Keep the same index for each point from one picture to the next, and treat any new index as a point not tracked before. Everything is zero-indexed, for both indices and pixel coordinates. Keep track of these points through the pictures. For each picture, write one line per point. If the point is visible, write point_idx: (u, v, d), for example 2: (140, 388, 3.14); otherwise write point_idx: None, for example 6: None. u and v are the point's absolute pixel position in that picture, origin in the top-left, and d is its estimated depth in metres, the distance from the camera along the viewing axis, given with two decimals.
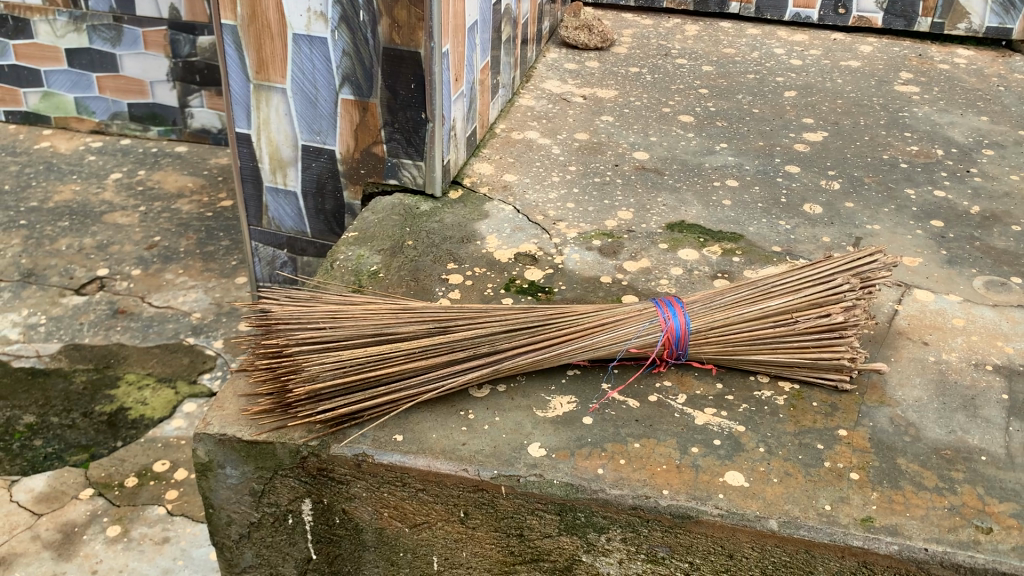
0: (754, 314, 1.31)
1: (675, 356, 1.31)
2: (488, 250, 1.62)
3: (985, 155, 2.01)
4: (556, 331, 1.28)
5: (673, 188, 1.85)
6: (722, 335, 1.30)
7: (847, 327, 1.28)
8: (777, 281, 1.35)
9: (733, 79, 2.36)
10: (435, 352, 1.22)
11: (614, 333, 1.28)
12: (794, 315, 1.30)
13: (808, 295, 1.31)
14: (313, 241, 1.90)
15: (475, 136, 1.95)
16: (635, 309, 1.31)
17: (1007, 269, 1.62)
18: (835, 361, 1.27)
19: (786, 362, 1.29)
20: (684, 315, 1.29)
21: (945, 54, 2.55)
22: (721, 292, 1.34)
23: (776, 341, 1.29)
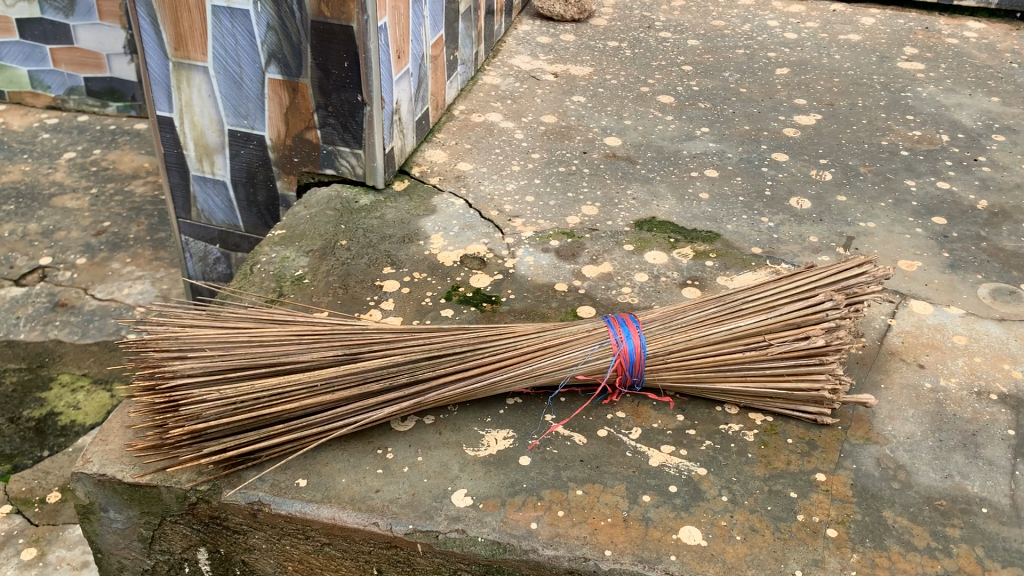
0: (721, 337, 1.13)
1: (630, 383, 1.14)
2: (431, 252, 1.44)
3: (995, 142, 1.82)
4: (489, 354, 1.10)
5: (646, 179, 1.67)
6: (684, 360, 1.12)
7: (828, 352, 1.10)
8: (749, 296, 1.17)
9: (721, 55, 2.17)
10: (345, 385, 1.05)
11: (558, 356, 1.10)
12: (767, 338, 1.12)
13: (784, 315, 1.13)
14: (247, 236, 1.73)
15: (428, 120, 1.76)
16: (584, 330, 1.13)
17: (1016, 275, 1.44)
18: (814, 392, 1.09)
19: (757, 391, 1.11)
20: (640, 338, 1.12)
21: (954, 27, 2.34)
22: (685, 308, 1.17)
23: (746, 368, 1.12)
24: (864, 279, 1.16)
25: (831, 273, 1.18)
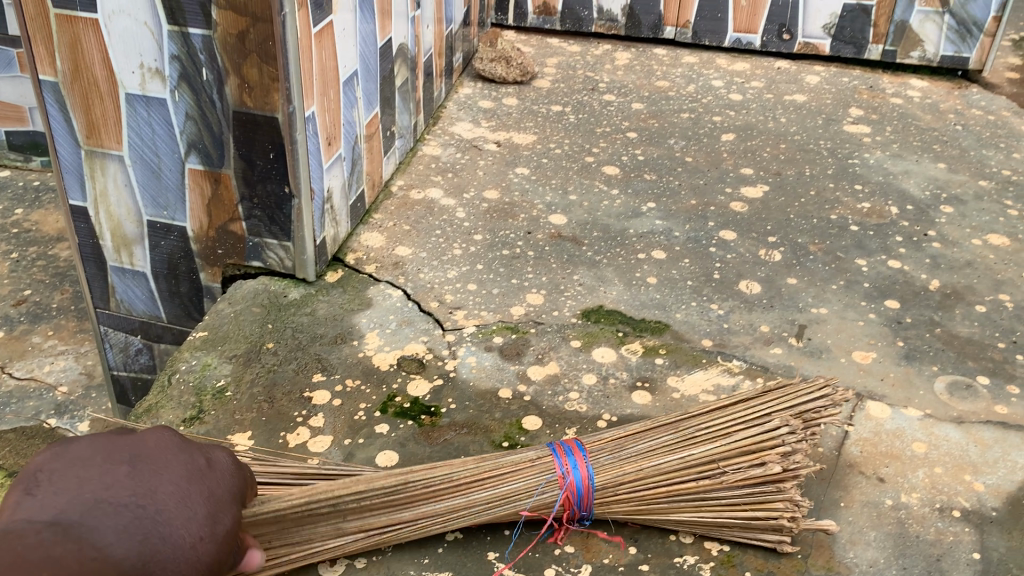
0: (674, 464, 1.06)
1: (579, 515, 1.06)
2: (366, 354, 1.35)
3: (944, 214, 1.79)
4: (419, 489, 1.02)
5: (592, 263, 1.61)
6: (634, 491, 1.05)
7: (785, 478, 1.05)
8: (700, 421, 1.10)
9: (666, 120, 2.12)
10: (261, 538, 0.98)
11: (494, 493, 1.02)
12: (720, 466, 1.06)
13: (739, 442, 1.06)
14: (170, 327, 1.62)
15: (363, 200, 1.69)
16: (524, 460, 1.06)
17: (973, 366, 1.40)
18: (774, 520, 1.03)
19: (713, 521, 1.05)
20: (586, 466, 1.05)
21: (897, 85, 2.34)
22: (634, 435, 1.10)
23: (699, 497, 1.05)
24: (819, 401, 1.10)
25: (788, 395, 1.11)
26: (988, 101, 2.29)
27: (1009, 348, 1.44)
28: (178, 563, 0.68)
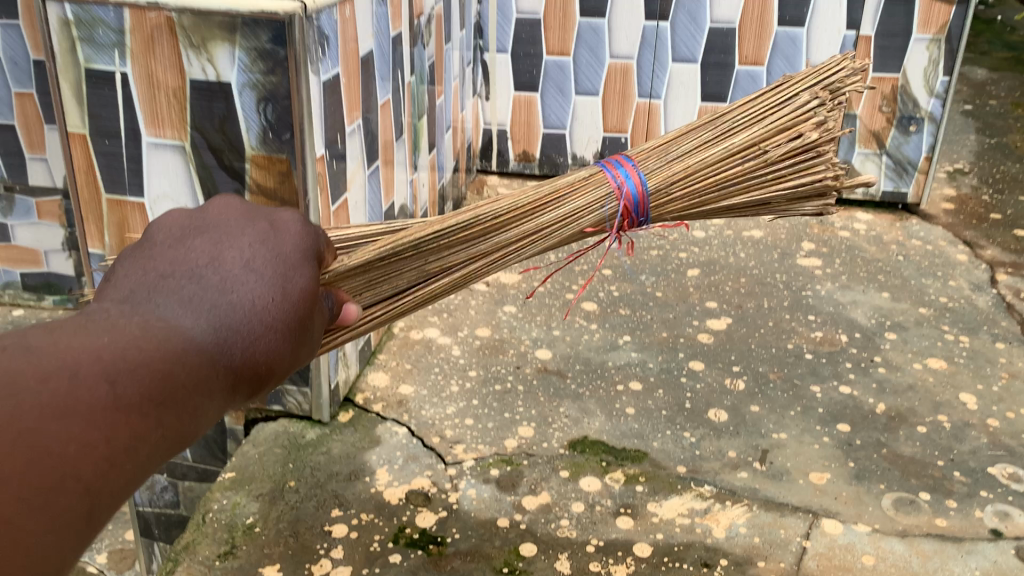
0: (721, 153, 1.32)
1: (636, 223, 1.34)
2: (377, 489, 1.52)
3: (888, 340, 2.01)
4: (494, 226, 1.31)
5: (576, 395, 1.79)
6: (690, 184, 1.33)
7: (822, 143, 1.31)
8: (740, 115, 1.35)
9: (637, 257, 2.35)
10: (363, 291, 1.28)
11: (555, 222, 1.31)
12: (763, 146, 1.32)
13: (775, 105, 1.33)
14: (195, 466, 1.76)
15: (369, 343, 1.88)
16: (580, 179, 1.34)
17: (915, 483, 1.58)
18: (819, 185, 1.34)
19: (762, 198, 1.35)
20: (633, 167, 1.32)
21: (844, 219, 2.59)
22: (682, 141, 1.35)
23: (754, 177, 1.33)
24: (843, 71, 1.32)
25: (813, 76, 1.33)
26: (926, 231, 2.55)
27: (947, 465, 1.63)
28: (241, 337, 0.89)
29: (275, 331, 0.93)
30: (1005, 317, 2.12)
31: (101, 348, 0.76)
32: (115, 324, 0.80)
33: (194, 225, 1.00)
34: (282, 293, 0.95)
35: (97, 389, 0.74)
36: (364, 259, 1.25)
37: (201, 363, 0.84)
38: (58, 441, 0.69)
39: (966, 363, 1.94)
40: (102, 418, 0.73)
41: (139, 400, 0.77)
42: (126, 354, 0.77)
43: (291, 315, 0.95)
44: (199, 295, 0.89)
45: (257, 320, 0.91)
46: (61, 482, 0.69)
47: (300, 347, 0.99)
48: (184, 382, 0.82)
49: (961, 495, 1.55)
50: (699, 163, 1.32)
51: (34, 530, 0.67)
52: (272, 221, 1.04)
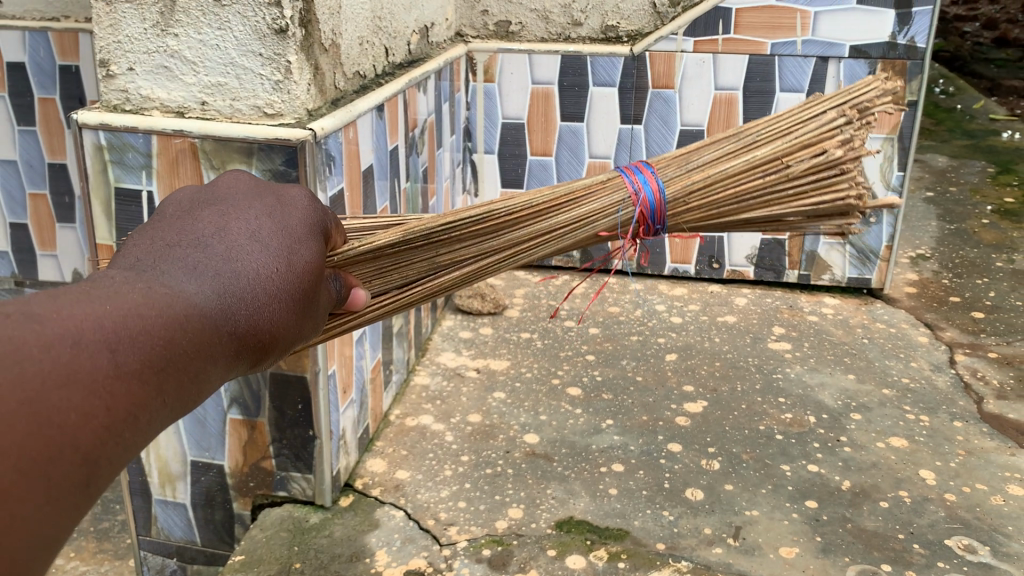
0: (741, 166, 1.46)
1: (653, 229, 1.47)
2: (377, 569, 1.63)
3: (853, 420, 2.15)
4: (509, 223, 1.45)
5: (562, 477, 1.91)
6: (706, 196, 1.46)
7: (845, 161, 1.44)
8: (765, 131, 1.50)
9: (618, 342, 2.50)
10: (373, 277, 1.45)
11: (569, 220, 1.45)
12: (785, 161, 1.45)
13: (804, 130, 1.46)
14: (204, 549, 1.87)
15: (368, 431, 2.00)
16: (599, 182, 1.48)
17: (878, 555, 1.70)
18: (842, 203, 1.46)
19: (780, 211, 1.48)
20: (654, 180, 1.45)
21: (813, 303, 2.76)
22: (701, 155, 1.49)
23: (777, 191, 1.46)
24: (871, 94, 1.49)
25: (845, 97, 1.50)
26: (890, 314, 2.71)
27: (907, 538, 1.75)
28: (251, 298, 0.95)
29: (272, 303, 0.98)
30: (963, 396, 2.27)
31: (107, 315, 0.76)
32: (118, 291, 0.81)
33: (193, 207, 1.06)
34: (276, 268, 1.00)
35: (99, 357, 0.73)
36: (372, 246, 1.40)
37: (204, 329, 0.87)
38: (66, 403, 0.69)
39: (926, 441, 2.08)
40: (104, 384, 0.73)
41: (140, 367, 0.77)
42: (128, 323, 0.78)
43: (292, 284, 1.02)
44: (202, 265, 0.93)
45: (258, 291, 0.96)
46: (68, 445, 0.68)
47: (296, 320, 1.05)
48: (184, 349, 0.83)
49: (920, 565, 1.68)
50: (725, 174, 1.46)
51: (37, 497, 0.66)
52: (266, 203, 1.10)
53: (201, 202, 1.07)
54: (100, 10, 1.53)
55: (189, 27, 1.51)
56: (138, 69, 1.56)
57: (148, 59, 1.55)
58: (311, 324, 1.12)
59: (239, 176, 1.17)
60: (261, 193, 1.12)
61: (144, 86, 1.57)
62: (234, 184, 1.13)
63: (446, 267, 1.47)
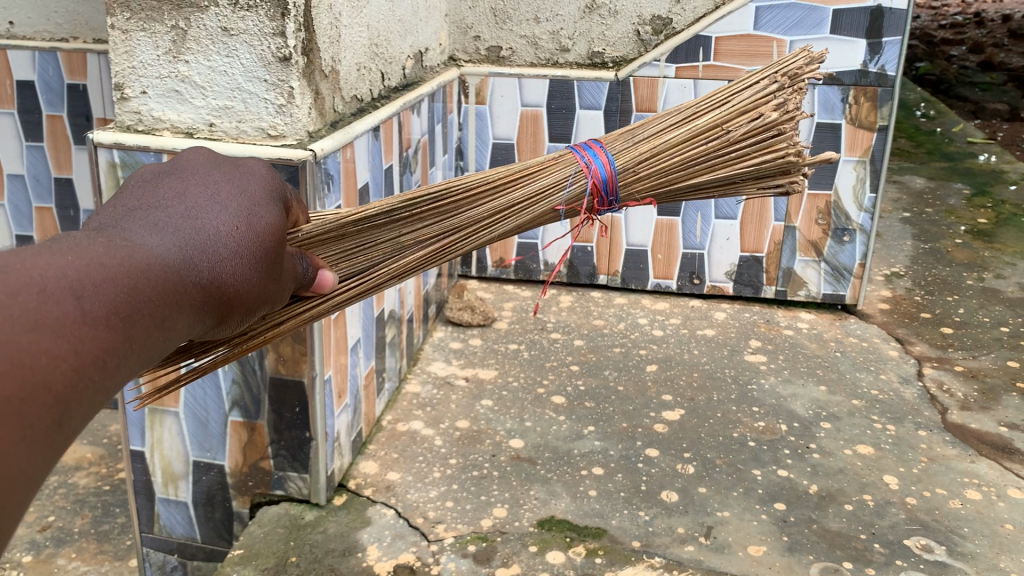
0: (684, 134, 1.50)
1: (608, 202, 1.51)
2: (369, 563, 1.73)
3: (823, 428, 2.26)
4: (466, 199, 1.52)
5: (545, 479, 2.02)
6: (653, 165, 1.49)
7: (782, 122, 1.45)
8: (707, 102, 1.53)
9: (602, 354, 2.62)
10: (338, 261, 1.52)
11: (524, 194, 1.50)
12: (725, 126, 1.48)
13: (742, 97, 1.49)
14: (203, 546, 1.97)
15: (361, 435, 2.11)
16: (553, 159, 1.53)
17: (840, 553, 1.81)
18: (782, 162, 1.46)
19: (727, 175, 1.49)
20: (609, 161, 1.49)
21: (789, 318, 2.88)
22: (647, 127, 1.53)
23: (719, 156, 1.48)
24: (802, 59, 1.48)
25: (781, 61, 1.50)
26: (862, 329, 2.83)
27: (868, 537, 1.86)
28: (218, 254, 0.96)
29: (239, 257, 0.99)
30: (928, 407, 2.38)
31: (70, 264, 0.76)
32: (80, 243, 0.81)
33: (158, 173, 1.07)
34: (244, 224, 1.02)
35: (64, 304, 0.73)
36: (335, 224, 1.50)
37: (167, 279, 0.87)
38: (33, 348, 0.69)
39: (891, 448, 2.19)
40: (72, 328, 0.73)
41: (108, 314, 0.77)
42: (91, 271, 0.78)
43: (259, 241, 1.04)
44: (165, 224, 0.94)
45: (222, 245, 0.97)
46: (36, 388, 0.68)
47: (264, 278, 1.06)
48: (150, 297, 0.83)
49: (879, 563, 1.79)
50: (669, 143, 1.50)
51: (10, 438, 0.66)
52: (228, 169, 1.12)
53: (166, 167, 1.09)
54: (116, 38, 1.65)
55: (200, 53, 1.63)
56: (151, 92, 1.68)
57: (161, 83, 1.67)
58: (278, 285, 1.13)
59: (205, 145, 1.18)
60: (222, 162, 1.14)
61: (156, 108, 1.68)
62: (199, 152, 1.15)
63: (411, 246, 1.55)
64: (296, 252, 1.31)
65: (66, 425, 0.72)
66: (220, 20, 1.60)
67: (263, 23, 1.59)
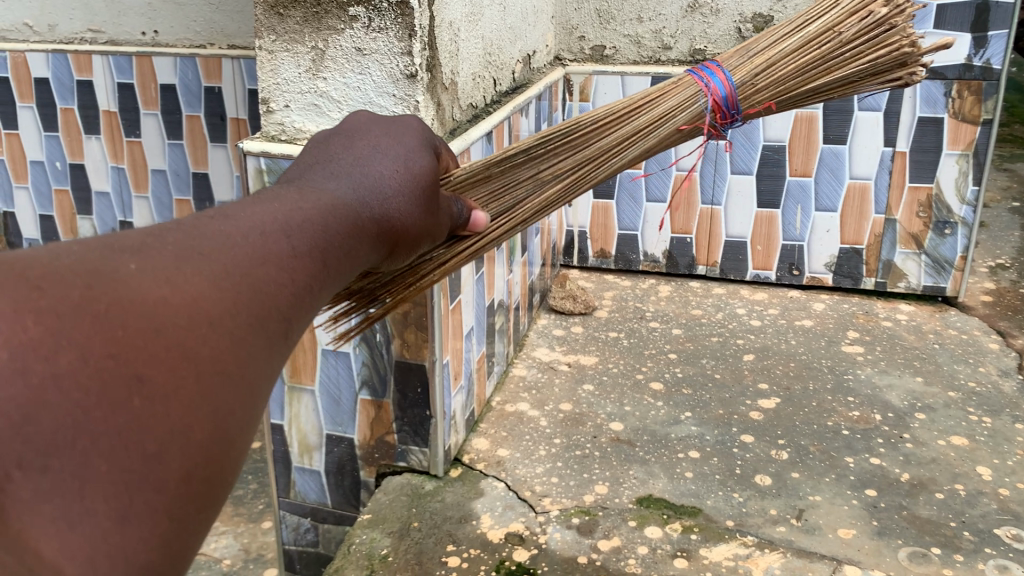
0: (797, 43, 1.55)
1: (729, 116, 1.58)
2: (482, 530, 1.91)
3: (917, 419, 2.32)
4: (595, 131, 1.64)
5: (643, 460, 2.15)
6: (769, 75, 1.55)
7: (893, 17, 1.48)
8: (816, 9, 1.59)
9: (699, 342, 2.73)
10: (489, 201, 1.66)
11: (651, 118, 1.59)
12: (837, 29, 1.52)
13: (850, 0, 1.54)
14: (334, 510, 2.19)
15: (473, 413, 2.29)
16: (671, 82, 1.62)
17: (929, 539, 1.89)
18: (897, 54, 1.47)
19: (845, 76, 1.52)
20: (727, 78, 1.55)
21: (888, 310, 2.92)
22: (760, 40, 1.59)
23: (835, 58, 1.52)
24: None
25: None
26: (963, 321, 2.84)
27: (958, 525, 1.93)
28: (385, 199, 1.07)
29: (401, 199, 1.10)
30: None
31: (276, 211, 0.85)
32: (282, 195, 0.91)
33: (327, 140, 1.20)
34: (400, 173, 1.14)
35: (280, 241, 0.82)
36: (481, 168, 1.64)
37: (351, 218, 0.98)
38: (265, 276, 0.77)
39: (986, 440, 2.23)
40: (290, 260, 0.81)
41: (313, 248, 0.85)
42: (295, 215, 0.87)
43: (415, 187, 1.15)
44: (342, 176, 1.06)
45: (383, 192, 1.07)
46: (272, 306, 0.76)
47: (422, 219, 1.17)
48: (340, 233, 0.93)
49: (968, 550, 1.85)
50: (783, 52, 1.56)
51: (259, 345, 0.73)
52: (383, 129, 1.25)
53: (326, 140, 1.19)
54: (264, 58, 1.86)
55: (336, 71, 1.82)
56: (293, 106, 1.88)
57: (301, 98, 1.87)
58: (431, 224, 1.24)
59: (359, 117, 1.29)
60: (377, 124, 1.26)
61: (298, 120, 1.89)
62: (356, 123, 1.25)
63: (551, 181, 1.67)
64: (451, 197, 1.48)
65: (295, 343, 0.78)
66: (355, 41, 1.78)
67: (393, 44, 1.76)
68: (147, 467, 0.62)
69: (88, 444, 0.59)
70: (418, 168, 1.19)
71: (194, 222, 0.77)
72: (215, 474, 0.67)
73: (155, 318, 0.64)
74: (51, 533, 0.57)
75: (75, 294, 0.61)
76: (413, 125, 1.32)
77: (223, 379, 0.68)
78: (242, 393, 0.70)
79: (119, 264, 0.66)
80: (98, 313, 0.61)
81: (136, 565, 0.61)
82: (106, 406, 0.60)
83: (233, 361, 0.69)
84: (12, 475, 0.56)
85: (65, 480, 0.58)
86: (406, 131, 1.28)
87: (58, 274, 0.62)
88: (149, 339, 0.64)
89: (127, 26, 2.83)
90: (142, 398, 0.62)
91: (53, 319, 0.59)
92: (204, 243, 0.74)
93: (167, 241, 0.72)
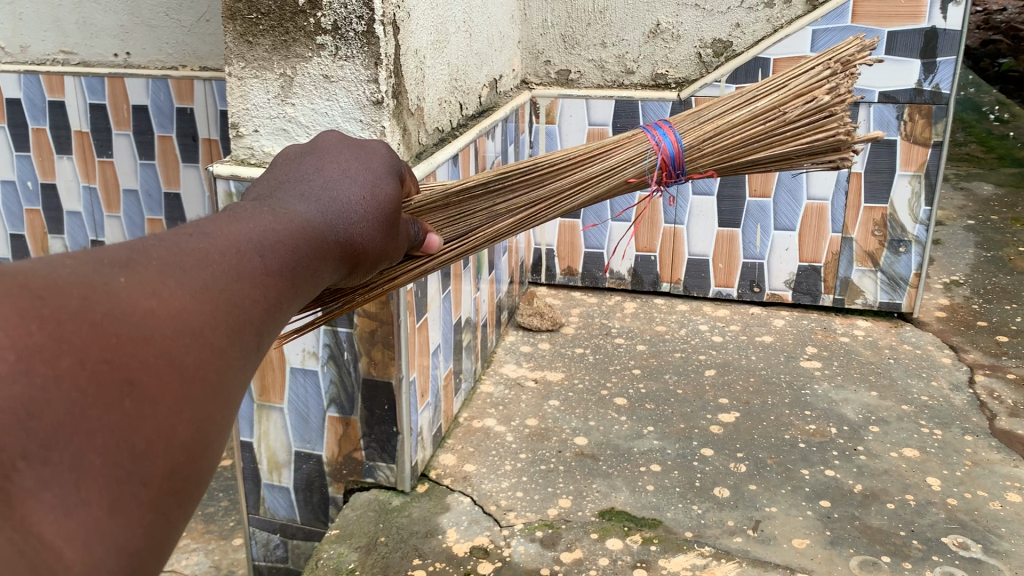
0: (745, 116, 1.62)
1: (675, 175, 1.65)
2: (448, 544, 1.95)
3: (871, 432, 2.40)
4: (552, 173, 1.71)
5: (607, 474, 2.21)
6: (716, 144, 1.62)
7: (834, 106, 1.55)
8: (766, 87, 1.66)
9: (663, 358, 2.80)
10: (443, 226, 1.72)
11: (603, 169, 1.66)
12: (782, 108, 1.59)
13: (798, 82, 1.60)
14: (303, 526, 2.22)
15: (440, 430, 2.34)
16: (626, 137, 1.69)
17: (879, 547, 1.96)
18: (833, 140, 1.56)
19: (785, 152, 1.60)
20: (676, 139, 1.63)
21: (846, 326, 3.01)
22: (710, 108, 1.66)
23: (777, 135, 1.59)
24: (855, 48, 1.58)
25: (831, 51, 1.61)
26: (917, 336, 2.94)
27: (907, 534, 2.00)
28: (349, 222, 1.12)
29: (366, 221, 1.16)
30: (976, 413, 2.49)
31: (250, 231, 0.89)
32: (255, 214, 0.96)
33: (298, 158, 1.25)
34: (368, 196, 1.19)
35: (254, 260, 0.86)
36: (439, 194, 1.70)
37: (318, 238, 1.03)
38: (240, 292, 0.81)
39: (936, 451, 2.32)
40: (261, 279, 0.85)
41: (283, 267, 0.90)
42: (268, 235, 0.91)
43: (379, 209, 1.21)
44: (311, 196, 1.11)
45: (350, 214, 1.13)
46: (246, 320, 0.80)
47: (383, 240, 1.23)
48: (308, 254, 0.98)
49: (916, 558, 1.92)
50: (731, 123, 1.62)
51: (235, 357, 0.77)
52: (354, 150, 1.30)
53: (293, 161, 1.23)
54: (233, 84, 1.91)
55: (304, 98, 1.88)
56: (262, 131, 1.93)
57: (270, 123, 1.92)
58: (391, 246, 1.30)
59: (329, 137, 1.34)
60: (347, 145, 1.32)
61: (266, 144, 1.94)
62: (324, 145, 1.30)
63: (503, 214, 1.73)
64: (409, 218, 1.53)
65: (266, 355, 0.83)
66: (322, 69, 1.84)
67: (359, 72, 1.82)
68: (134, 463, 0.65)
69: (86, 441, 0.62)
70: (382, 191, 1.25)
71: (174, 239, 0.81)
72: (194, 473, 0.70)
73: (144, 328, 0.68)
74: (51, 520, 0.60)
75: (74, 303, 0.64)
76: (380, 147, 1.38)
77: (202, 388, 0.72)
78: (221, 399, 0.73)
79: (110, 277, 0.69)
80: (95, 321, 0.65)
81: (124, 554, 0.64)
82: (98, 407, 0.63)
83: (214, 369, 0.73)
84: (15, 465, 0.58)
85: (63, 472, 0.61)
86: (373, 155, 1.34)
87: (58, 284, 0.65)
88: (139, 347, 0.67)
89: (99, 48, 2.87)
90: (134, 401, 0.66)
91: (55, 325, 0.62)
92: (184, 259, 0.78)
93: (153, 256, 0.75)
